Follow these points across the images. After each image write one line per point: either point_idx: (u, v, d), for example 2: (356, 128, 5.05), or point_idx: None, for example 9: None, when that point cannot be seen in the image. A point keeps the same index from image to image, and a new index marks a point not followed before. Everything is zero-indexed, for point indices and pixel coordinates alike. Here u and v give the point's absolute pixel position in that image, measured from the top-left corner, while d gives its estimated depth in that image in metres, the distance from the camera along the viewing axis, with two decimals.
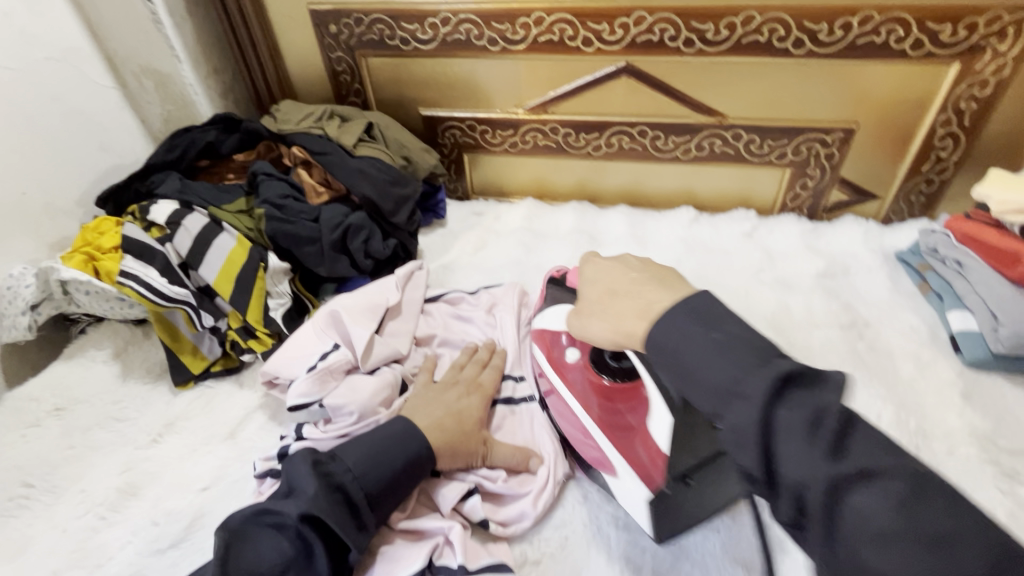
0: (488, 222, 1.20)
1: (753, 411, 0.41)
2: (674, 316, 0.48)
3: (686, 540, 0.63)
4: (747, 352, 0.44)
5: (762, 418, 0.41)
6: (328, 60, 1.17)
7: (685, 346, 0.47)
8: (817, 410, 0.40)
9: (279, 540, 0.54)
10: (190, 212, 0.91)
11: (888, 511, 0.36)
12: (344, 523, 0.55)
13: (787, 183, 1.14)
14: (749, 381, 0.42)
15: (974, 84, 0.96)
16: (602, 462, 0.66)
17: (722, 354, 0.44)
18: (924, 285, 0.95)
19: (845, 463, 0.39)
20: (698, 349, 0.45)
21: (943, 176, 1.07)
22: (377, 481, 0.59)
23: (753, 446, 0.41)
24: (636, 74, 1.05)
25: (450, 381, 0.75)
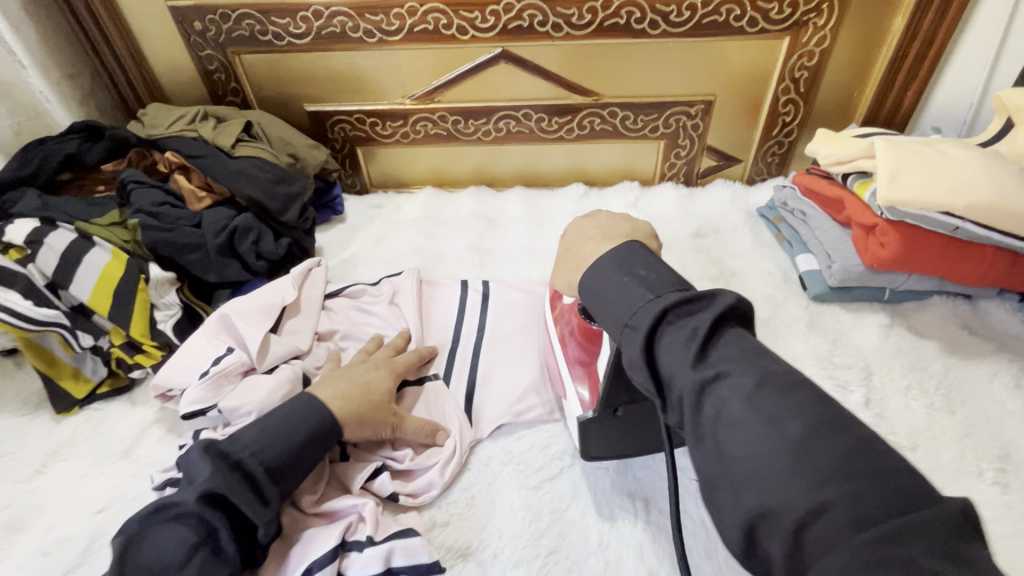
0: (387, 214, 1.21)
1: (642, 328, 0.48)
2: (607, 260, 0.56)
3: (586, 481, 0.70)
4: (663, 283, 0.51)
5: (648, 335, 0.47)
6: (198, 59, 1.13)
7: (617, 312, 0.52)
8: (694, 328, 0.46)
9: (179, 527, 0.54)
10: (52, 229, 0.84)
11: (743, 408, 0.41)
12: (248, 500, 0.56)
13: (662, 154, 1.24)
14: (641, 309, 0.49)
15: (803, 55, 1.09)
16: (558, 389, 0.76)
17: (636, 283, 0.52)
18: (779, 235, 1.08)
19: (706, 368, 0.44)
20: (621, 288, 0.53)
21: (791, 138, 1.21)
22: (278, 453, 0.59)
23: (641, 368, 0.48)
24: (513, 59, 1.10)
25: (362, 360, 0.76)
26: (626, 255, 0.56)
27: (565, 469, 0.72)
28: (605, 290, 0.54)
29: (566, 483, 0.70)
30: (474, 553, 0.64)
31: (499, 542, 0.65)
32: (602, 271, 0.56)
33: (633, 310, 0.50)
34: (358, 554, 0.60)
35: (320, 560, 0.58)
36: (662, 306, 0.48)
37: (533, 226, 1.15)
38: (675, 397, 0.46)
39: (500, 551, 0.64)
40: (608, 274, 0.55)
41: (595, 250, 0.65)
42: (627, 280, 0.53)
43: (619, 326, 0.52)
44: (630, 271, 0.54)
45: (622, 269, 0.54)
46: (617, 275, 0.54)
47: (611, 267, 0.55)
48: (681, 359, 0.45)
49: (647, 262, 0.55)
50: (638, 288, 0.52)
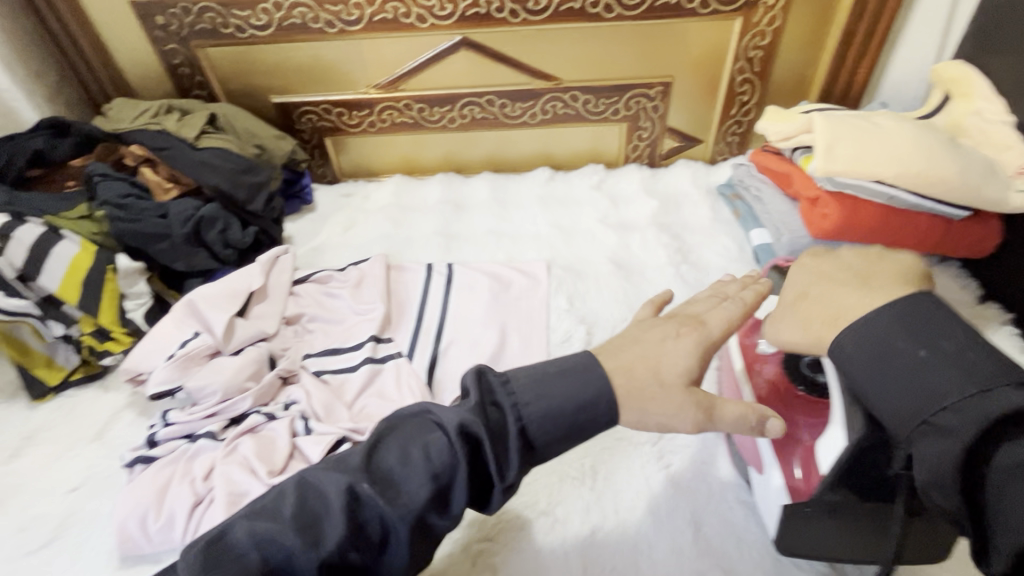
0: (357, 202, 1.23)
1: (953, 446, 0.42)
2: (893, 312, 0.49)
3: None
4: (987, 369, 0.44)
5: (965, 451, 0.41)
6: (162, 54, 1.14)
7: (903, 397, 0.46)
8: None
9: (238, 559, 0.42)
10: (22, 224, 0.86)
11: None
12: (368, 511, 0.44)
13: (625, 136, 1.27)
14: (956, 402, 0.43)
15: (756, 35, 1.12)
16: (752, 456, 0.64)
17: (945, 366, 0.45)
18: (736, 213, 1.12)
19: None
20: (903, 359, 0.47)
21: (749, 117, 1.24)
22: (542, 412, 0.48)
23: (952, 485, 0.42)
24: (473, 46, 1.12)
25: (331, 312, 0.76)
26: (902, 313, 0.49)
27: None
28: (886, 367, 0.48)
29: None
30: None
31: None
32: (865, 326, 0.50)
33: (948, 398, 0.44)
34: None
35: None
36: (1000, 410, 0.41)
37: (499, 211, 1.18)
38: (995, 544, 0.40)
39: None
40: (865, 337, 0.50)
41: (835, 278, 0.57)
42: (918, 350, 0.47)
43: (911, 416, 0.45)
44: (931, 342, 0.46)
45: (915, 338, 0.47)
46: (909, 346, 0.47)
47: (889, 330, 0.49)
48: (1020, 507, 0.39)
49: (925, 325, 0.48)
50: (919, 355, 0.46)
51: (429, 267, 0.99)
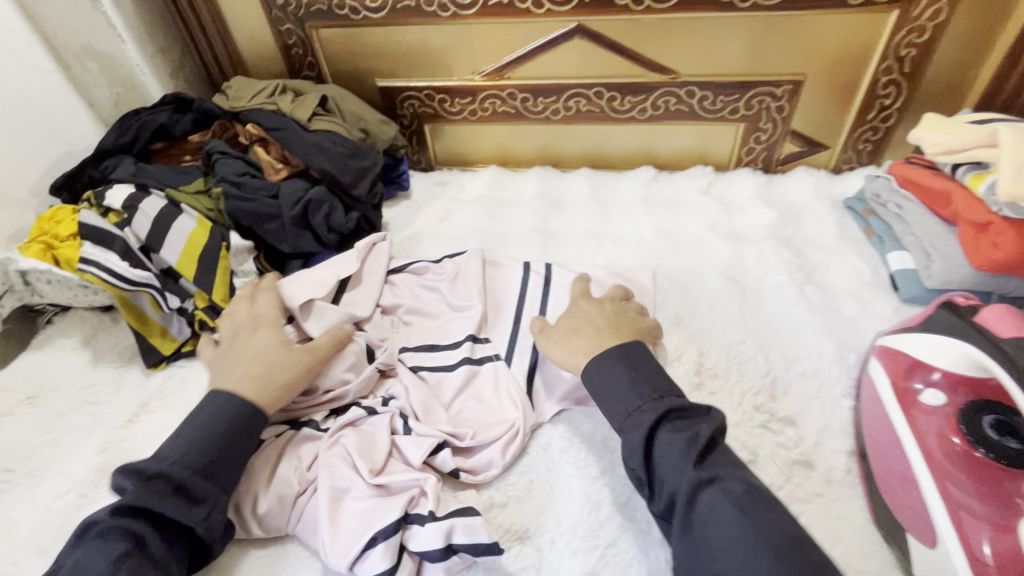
0: (451, 191, 1.21)
1: (663, 438, 0.56)
2: (615, 356, 0.64)
3: None
4: (665, 386, 0.61)
5: (643, 443, 0.56)
6: (278, 34, 1.16)
7: (618, 404, 0.61)
8: (691, 435, 0.56)
9: (103, 541, 0.54)
10: (147, 195, 0.90)
11: (737, 520, 0.49)
12: (179, 508, 0.57)
13: (741, 138, 1.17)
14: (641, 418, 0.58)
15: (913, 30, 0.98)
16: (915, 516, 0.56)
17: (638, 383, 0.61)
18: (868, 230, 1.00)
19: (702, 472, 0.53)
20: (620, 387, 0.61)
21: (888, 123, 1.11)
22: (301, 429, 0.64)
23: (638, 456, 0.56)
24: (587, 34, 1.06)
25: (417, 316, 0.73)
26: (625, 351, 0.64)
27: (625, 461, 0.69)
28: (608, 381, 0.62)
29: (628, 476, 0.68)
30: (532, 537, 0.64)
31: (557, 529, 0.64)
32: (598, 365, 0.64)
33: (636, 407, 0.59)
34: (420, 527, 0.60)
35: (385, 530, 0.59)
36: (659, 412, 0.57)
37: (598, 210, 1.11)
38: (663, 495, 0.55)
39: (558, 537, 0.63)
40: (598, 376, 0.63)
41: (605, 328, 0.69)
42: (621, 376, 0.62)
43: (619, 419, 0.60)
44: (634, 369, 0.62)
45: (629, 366, 0.62)
46: (627, 375, 0.62)
47: (616, 364, 0.63)
48: (677, 464, 0.54)
49: (645, 361, 0.63)
50: (624, 376, 0.62)
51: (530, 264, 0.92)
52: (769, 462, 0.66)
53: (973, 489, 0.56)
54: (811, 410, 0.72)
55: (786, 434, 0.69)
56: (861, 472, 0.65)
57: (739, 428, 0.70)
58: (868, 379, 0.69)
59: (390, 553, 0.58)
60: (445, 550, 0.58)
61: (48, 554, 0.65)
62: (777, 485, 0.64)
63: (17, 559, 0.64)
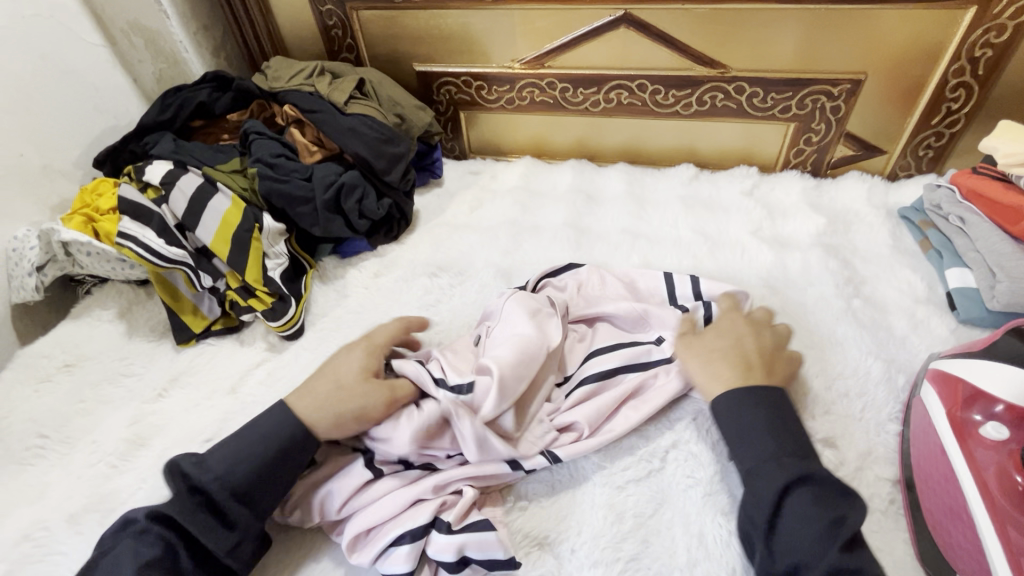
0: (484, 181, 1.18)
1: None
2: (751, 395, 0.62)
3: None
4: (794, 445, 0.59)
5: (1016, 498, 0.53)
6: (318, 14, 1.15)
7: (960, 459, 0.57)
8: (837, 513, 0.52)
9: (139, 543, 0.54)
10: (184, 172, 0.91)
11: None
12: (209, 526, 0.56)
13: (790, 138, 1.11)
14: (779, 471, 0.56)
15: (991, 29, 0.90)
16: (963, 555, 0.53)
17: (774, 437, 0.59)
18: (925, 243, 0.94)
19: None
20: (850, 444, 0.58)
21: (954, 129, 1.03)
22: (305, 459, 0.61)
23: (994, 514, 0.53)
24: (635, 23, 1.02)
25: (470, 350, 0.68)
26: (767, 396, 0.62)
27: (652, 471, 0.66)
28: (741, 429, 0.60)
29: (653, 487, 0.65)
30: (553, 544, 0.62)
31: (577, 538, 0.62)
32: (731, 400, 0.62)
33: (770, 459, 0.57)
34: (434, 533, 0.59)
35: (415, 530, 0.58)
36: (794, 475, 0.55)
37: (635, 207, 1.07)
38: None
39: (579, 547, 0.61)
40: (728, 411, 0.62)
41: (747, 359, 0.66)
42: (757, 422, 0.60)
43: (750, 461, 0.59)
44: (771, 418, 0.60)
45: (769, 410, 0.61)
46: (762, 419, 0.60)
47: (751, 407, 0.61)
48: None
49: (789, 414, 0.61)
50: (761, 421, 0.60)
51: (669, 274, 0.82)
52: None
53: None
54: (854, 432, 0.68)
55: (826, 456, 0.66)
56: (907, 503, 0.61)
57: None
58: (923, 405, 0.65)
59: (409, 557, 0.57)
60: (459, 563, 0.57)
61: (76, 521, 0.66)
62: None
63: (48, 524, 0.66)
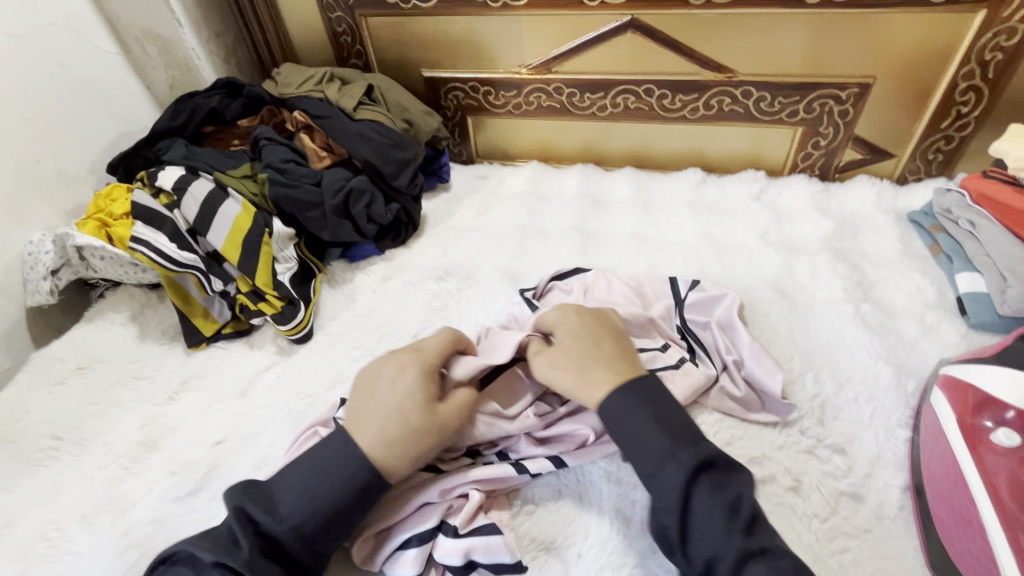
0: (491, 186, 1.19)
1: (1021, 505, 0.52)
2: (629, 392, 0.59)
3: None
4: (679, 435, 0.56)
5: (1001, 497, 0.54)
6: (328, 21, 1.16)
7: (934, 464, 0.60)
8: (733, 498, 0.52)
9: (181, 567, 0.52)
10: (196, 177, 0.92)
11: None
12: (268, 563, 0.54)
13: (798, 142, 1.10)
14: (675, 466, 0.53)
15: (1000, 32, 0.90)
16: (974, 562, 0.53)
17: (660, 430, 0.56)
18: (935, 247, 0.93)
19: None
20: (684, 425, 0.57)
21: (964, 132, 1.02)
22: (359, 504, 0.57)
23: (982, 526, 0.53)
24: (641, 28, 1.02)
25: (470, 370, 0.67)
26: (639, 389, 0.60)
27: None
28: (627, 425, 0.58)
29: None
30: (559, 549, 0.62)
31: (584, 542, 0.62)
32: (613, 404, 0.59)
33: (664, 455, 0.54)
34: (442, 537, 0.59)
35: (421, 534, 0.58)
36: (691, 467, 0.53)
37: (641, 210, 1.08)
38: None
39: (586, 551, 0.61)
40: (615, 414, 0.59)
41: (599, 353, 0.64)
42: (644, 419, 0.57)
43: (646, 465, 0.55)
44: (652, 407, 0.58)
45: (645, 402, 0.58)
46: (645, 412, 0.58)
47: (630, 400, 0.59)
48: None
49: (665, 406, 0.59)
50: (644, 418, 0.57)
51: (675, 279, 0.82)
52: (814, 491, 0.62)
53: None
54: (863, 438, 0.68)
55: (834, 462, 0.65)
56: (917, 510, 0.61)
57: (784, 452, 0.66)
58: (935, 411, 0.64)
59: (417, 561, 0.57)
60: (463, 566, 0.58)
61: (89, 522, 0.67)
62: (821, 516, 0.61)
63: (61, 525, 0.67)
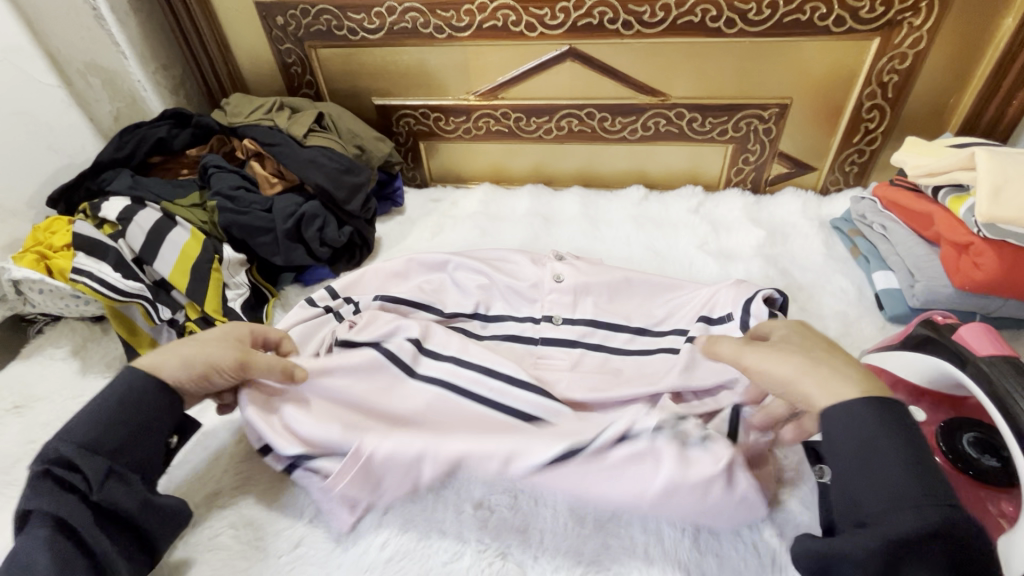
0: (445, 208, 1.22)
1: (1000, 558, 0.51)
2: (866, 407, 0.49)
3: None
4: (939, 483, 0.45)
5: None
6: (278, 53, 1.19)
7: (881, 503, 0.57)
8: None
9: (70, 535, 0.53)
10: (141, 208, 0.91)
11: None
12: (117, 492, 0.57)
13: (730, 158, 1.19)
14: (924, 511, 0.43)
15: (894, 57, 1.00)
16: None
17: (914, 469, 0.45)
18: (854, 249, 1.01)
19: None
20: (895, 455, 0.46)
21: (874, 146, 1.12)
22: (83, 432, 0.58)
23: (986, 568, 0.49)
24: (580, 57, 1.09)
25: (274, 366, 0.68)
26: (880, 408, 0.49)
27: None
28: (866, 451, 0.47)
29: None
30: (514, 553, 0.63)
31: (539, 546, 0.63)
32: (846, 413, 0.49)
33: (913, 500, 0.44)
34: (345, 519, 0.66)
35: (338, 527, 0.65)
36: (938, 526, 0.42)
37: (590, 227, 1.12)
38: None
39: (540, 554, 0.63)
40: (853, 428, 0.49)
41: (794, 348, 0.56)
42: (899, 455, 0.46)
43: (880, 505, 0.45)
44: (898, 429, 0.47)
45: (891, 428, 0.47)
46: (880, 437, 0.47)
47: (874, 424, 0.48)
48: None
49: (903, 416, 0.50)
50: (896, 447, 0.47)
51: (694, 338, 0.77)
52: None
53: None
54: None
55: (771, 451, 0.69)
56: None
57: None
58: None
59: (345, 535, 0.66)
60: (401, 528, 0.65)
61: None
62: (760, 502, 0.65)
63: None
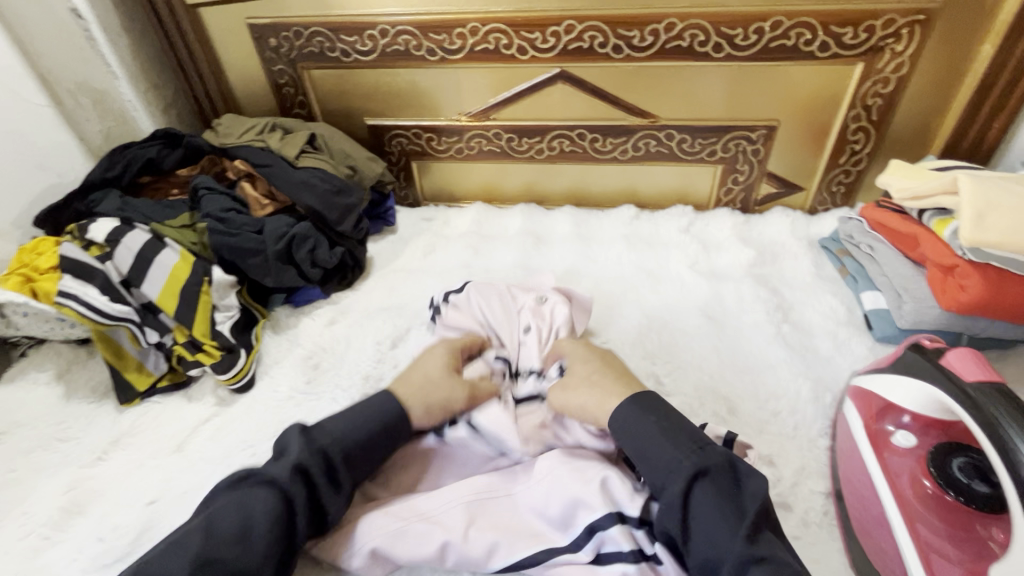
0: (438, 227, 1.22)
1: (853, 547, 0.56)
2: (630, 403, 0.63)
3: None
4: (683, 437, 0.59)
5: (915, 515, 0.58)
6: (270, 73, 1.19)
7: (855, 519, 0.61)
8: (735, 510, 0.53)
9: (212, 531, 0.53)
10: (130, 229, 0.90)
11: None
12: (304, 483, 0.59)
13: (719, 179, 1.20)
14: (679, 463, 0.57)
15: (878, 82, 1.03)
16: (886, 557, 0.58)
17: (663, 436, 0.59)
18: (843, 269, 1.02)
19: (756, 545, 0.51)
20: (647, 432, 0.60)
21: (859, 167, 1.14)
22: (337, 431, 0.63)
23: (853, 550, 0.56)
24: (570, 79, 1.10)
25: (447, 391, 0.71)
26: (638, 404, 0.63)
27: None
28: (637, 435, 0.60)
29: None
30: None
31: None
32: (622, 416, 0.62)
33: (671, 458, 0.57)
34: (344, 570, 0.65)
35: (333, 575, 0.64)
36: (689, 474, 0.55)
37: (582, 247, 1.13)
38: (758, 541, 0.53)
39: None
40: (629, 422, 0.62)
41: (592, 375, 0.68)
42: (651, 427, 0.60)
43: (658, 470, 0.58)
44: (652, 413, 0.62)
45: (647, 411, 0.62)
46: (643, 417, 0.61)
47: (642, 419, 0.61)
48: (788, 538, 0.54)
49: (677, 419, 0.61)
50: (652, 425, 0.61)
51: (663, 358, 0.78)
52: None
53: (942, 530, 0.57)
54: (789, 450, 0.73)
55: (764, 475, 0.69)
56: (838, 514, 0.65)
57: None
58: (842, 417, 0.71)
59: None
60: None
61: None
62: None
63: None
